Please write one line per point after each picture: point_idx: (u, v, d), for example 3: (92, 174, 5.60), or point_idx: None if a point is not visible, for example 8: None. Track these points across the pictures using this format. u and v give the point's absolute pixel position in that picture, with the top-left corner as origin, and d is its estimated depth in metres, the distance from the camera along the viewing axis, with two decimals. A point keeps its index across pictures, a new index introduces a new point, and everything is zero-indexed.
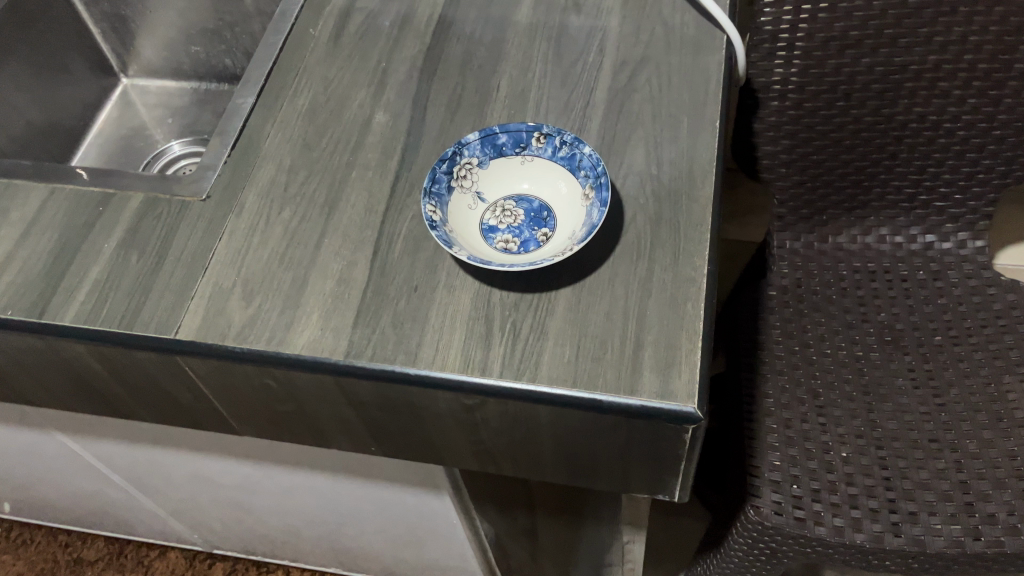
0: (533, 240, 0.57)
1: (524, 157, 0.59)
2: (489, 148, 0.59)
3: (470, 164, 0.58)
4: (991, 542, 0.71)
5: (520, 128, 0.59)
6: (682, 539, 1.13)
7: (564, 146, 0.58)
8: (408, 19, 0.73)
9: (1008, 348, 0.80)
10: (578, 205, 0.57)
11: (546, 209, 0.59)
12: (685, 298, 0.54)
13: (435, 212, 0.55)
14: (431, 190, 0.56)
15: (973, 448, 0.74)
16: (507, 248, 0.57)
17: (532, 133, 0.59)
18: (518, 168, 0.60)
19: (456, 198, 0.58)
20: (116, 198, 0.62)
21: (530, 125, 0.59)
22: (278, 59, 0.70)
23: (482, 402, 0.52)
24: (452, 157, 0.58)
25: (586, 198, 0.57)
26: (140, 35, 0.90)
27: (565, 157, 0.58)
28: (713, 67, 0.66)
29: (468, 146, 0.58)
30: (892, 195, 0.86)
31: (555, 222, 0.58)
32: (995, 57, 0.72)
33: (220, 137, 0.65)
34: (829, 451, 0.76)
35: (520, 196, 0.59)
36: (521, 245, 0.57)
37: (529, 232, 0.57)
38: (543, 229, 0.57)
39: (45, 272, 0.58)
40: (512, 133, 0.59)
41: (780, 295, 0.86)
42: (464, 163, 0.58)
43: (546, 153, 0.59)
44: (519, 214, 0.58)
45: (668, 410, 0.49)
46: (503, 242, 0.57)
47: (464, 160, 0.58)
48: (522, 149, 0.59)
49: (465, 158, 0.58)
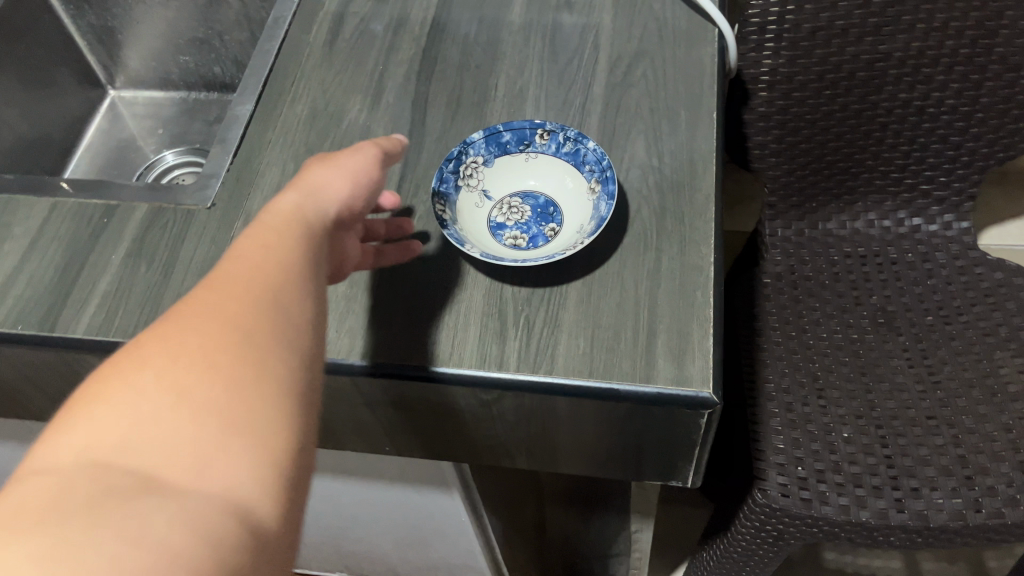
0: (542, 236, 0.58)
1: (528, 154, 0.61)
2: (493, 146, 0.60)
3: (475, 163, 0.60)
4: (993, 513, 0.72)
5: (523, 125, 0.60)
6: (685, 527, 1.14)
7: (567, 142, 0.60)
8: (401, 22, 0.73)
9: (998, 325, 0.82)
10: (584, 199, 0.59)
11: (552, 205, 0.60)
12: (695, 286, 0.55)
13: (445, 211, 0.56)
14: (438, 189, 0.57)
15: (969, 423, 0.76)
16: (516, 244, 0.58)
17: (535, 130, 0.60)
18: (523, 165, 0.61)
19: (464, 197, 0.59)
20: (121, 209, 0.62)
21: (533, 122, 0.60)
22: (274, 66, 0.71)
23: (499, 395, 0.52)
24: (458, 157, 0.59)
25: (592, 192, 0.58)
26: (127, 47, 0.90)
27: (569, 153, 0.60)
28: (706, 60, 0.67)
29: (472, 145, 0.60)
30: (878, 180, 0.88)
31: (562, 218, 0.59)
32: (977, 42, 0.74)
33: (221, 145, 0.65)
34: (830, 432, 0.78)
35: (525, 192, 0.61)
36: (530, 241, 0.58)
37: (537, 228, 0.59)
38: (551, 225, 0.59)
39: (54, 285, 0.58)
40: (516, 131, 0.60)
41: (775, 282, 0.88)
42: (470, 162, 0.59)
43: (550, 149, 0.60)
44: (526, 210, 0.60)
45: (684, 396, 0.50)
46: (512, 239, 0.58)
47: (470, 159, 0.60)
48: (527, 146, 0.61)
49: (470, 157, 0.60)
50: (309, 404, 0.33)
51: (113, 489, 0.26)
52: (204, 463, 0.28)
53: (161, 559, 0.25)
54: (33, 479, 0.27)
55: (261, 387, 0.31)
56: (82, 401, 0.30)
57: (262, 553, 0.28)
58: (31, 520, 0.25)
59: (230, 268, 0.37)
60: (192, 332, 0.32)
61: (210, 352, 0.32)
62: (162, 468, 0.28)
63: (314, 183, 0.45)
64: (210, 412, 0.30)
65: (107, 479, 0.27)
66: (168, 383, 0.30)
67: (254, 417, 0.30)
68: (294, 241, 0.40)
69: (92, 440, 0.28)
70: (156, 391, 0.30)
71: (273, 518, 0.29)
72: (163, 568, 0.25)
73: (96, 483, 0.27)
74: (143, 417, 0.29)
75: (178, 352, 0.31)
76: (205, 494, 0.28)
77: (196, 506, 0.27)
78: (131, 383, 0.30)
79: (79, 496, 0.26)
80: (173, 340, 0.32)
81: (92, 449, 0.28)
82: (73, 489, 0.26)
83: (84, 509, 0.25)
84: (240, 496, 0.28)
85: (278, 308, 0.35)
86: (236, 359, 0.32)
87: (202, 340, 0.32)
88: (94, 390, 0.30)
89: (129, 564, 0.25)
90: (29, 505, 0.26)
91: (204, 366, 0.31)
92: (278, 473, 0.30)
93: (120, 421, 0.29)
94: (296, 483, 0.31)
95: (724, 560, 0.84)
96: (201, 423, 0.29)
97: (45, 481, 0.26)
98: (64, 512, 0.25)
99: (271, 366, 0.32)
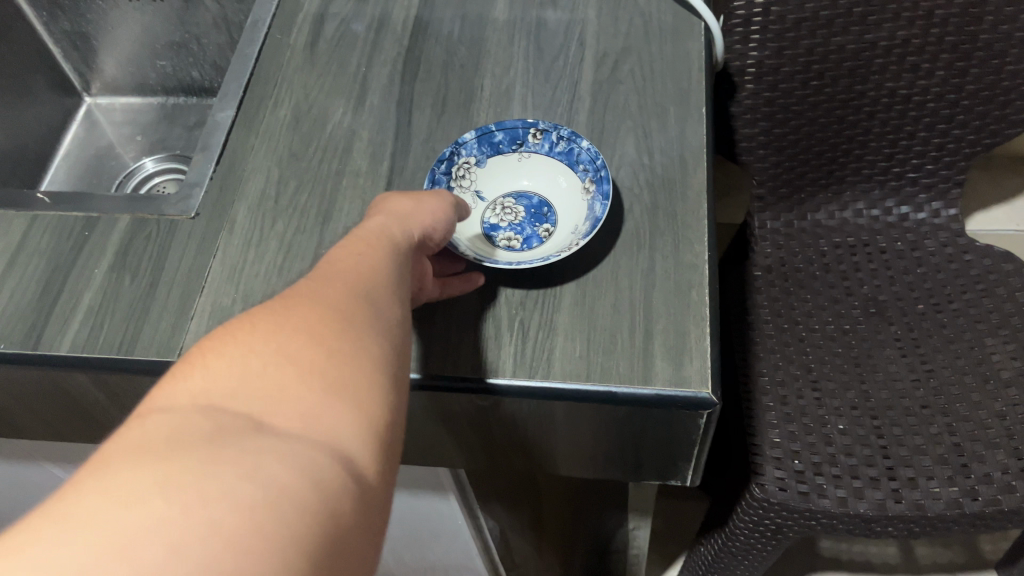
0: (536, 236, 0.58)
1: (521, 154, 0.60)
2: (486, 146, 0.60)
3: (468, 163, 0.59)
4: (989, 501, 0.72)
5: (516, 125, 0.60)
6: (681, 521, 1.14)
7: (560, 141, 0.59)
8: (383, 22, 0.72)
9: (988, 312, 0.82)
10: (579, 199, 0.58)
11: (545, 205, 0.59)
12: (690, 285, 0.54)
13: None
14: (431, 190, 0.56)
15: (963, 411, 0.77)
16: (510, 245, 0.57)
17: (528, 129, 0.60)
18: (516, 165, 0.61)
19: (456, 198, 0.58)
20: (102, 221, 0.61)
21: (525, 122, 0.60)
22: (254, 70, 0.69)
23: (496, 402, 0.52)
24: (449, 158, 0.58)
25: (586, 191, 0.58)
26: (102, 52, 0.88)
27: (563, 152, 0.59)
28: (694, 54, 0.67)
29: (465, 145, 0.59)
30: (866, 169, 0.87)
31: (556, 218, 0.58)
32: (962, 29, 0.74)
33: (203, 152, 0.64)
34: (826, 423, 0.78)
35: (519, 193, 0.60)
36: (524, 241, 0.57)
37: (531, 228, 0.58)
38: (545, 225, 0.58)
39: (36, 301, 0.57)
40: (508, 130, 0.60)
41: (766, 275, 0.88)
42: (463, 163, 0.59)
43: (543, 148, 0.60)
44: (520, 211, 0.59)
45: (683, 397, 0.49)
46: (506, 240, 0.57)
47: (462, 159, 0.59)
48: (519, 145, 0.60)
49: (463, 157, 0.59)
50: (400, 383, 0.35)
51: (228, 429, 0.28)
52: (310, 417, 0.30)
53: (272, 490, 0.26)
54: (158, 417, 0.28)
55: (358, 359, 0.33)
56: (197, 357, 0.32)
57: (362, 499, 0.29)
58: (155, 448, 0.27)
59: (327, 266, 0.39)
60: (296, 310, 0.35)
61: (313, 326, 0.34)
62: (272, 415, 0.29)
63: (399, 209, 0.47)
64: (314, 373, 0.31)
65: (222, 419, 0.29)
66: (275, 347, 0.32)
67: (353, 384, 0.32)
68: (382, 253, 0.42)
69: (208, 388, 0.30)
70: (265, 352, 0.32)
71: (373, 472, 0.30)
72: (276, 498, 0.26)
73: (213, 422, 0.28)
74: (254, 372, 0.31)
75: (283, 324, 0.33)
76: (310, 442, 0.29)
77: (302, 450, 0.28)
78: (241, 346, 0.32)
79: (201, 430, 0.28)
80: (278, 313, 0.34)
81: (208, 395, 0.30)
82: (192, 426, 0.28)
83: (202, 442, 0.27)
84: (342, 448, 0.29)
85: (369, 302, 0.37)
86: (337, 333, 0.34)
87: (303, 315, 0.34)
88: (208, 348, 0.32)
89: (242, 490, 0.26)
90: (154, 436, 0.27)
91: (307, 335, 0.33)
92: (376, 436, 0.31)
93: (233, 376, 0.31)
94: (391, 452, 0.32)
95: (723, 554, 0.84)
96: (308, 384, 0.31)
97: (167, 419, 0.28)
98: (185, 442, 0.27)
99: (366, 344, 0.34)
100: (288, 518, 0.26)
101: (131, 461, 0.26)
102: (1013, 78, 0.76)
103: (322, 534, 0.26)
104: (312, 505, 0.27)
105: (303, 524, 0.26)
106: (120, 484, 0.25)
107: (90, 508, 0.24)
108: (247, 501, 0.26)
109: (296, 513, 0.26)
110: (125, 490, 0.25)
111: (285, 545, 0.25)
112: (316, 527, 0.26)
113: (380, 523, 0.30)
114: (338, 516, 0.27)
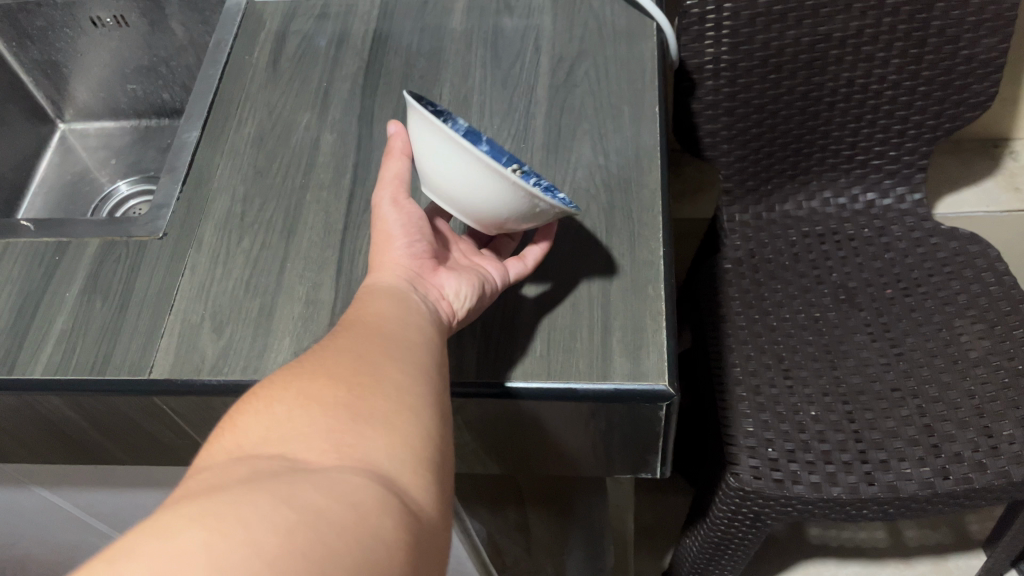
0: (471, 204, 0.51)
1: None
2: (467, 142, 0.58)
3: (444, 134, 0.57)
4: (961, 479, 0.73)
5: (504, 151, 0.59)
6: (670, 515, 1.16)
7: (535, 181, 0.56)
8: (344, 37, 0.73)
9: (956, 294, 0.84)
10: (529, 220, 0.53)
11: None
12: (647, 282, 0.55)
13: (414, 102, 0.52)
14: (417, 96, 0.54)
15: (933, 393, 0.78)
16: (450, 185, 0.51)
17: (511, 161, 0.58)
18: None
19: None
20: (72, 246, 0.62)
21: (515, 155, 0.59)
22: (217, 91, 0.70)
23: (462, 404, 0.53)
24: (440, 111, 0.57)
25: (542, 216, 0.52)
26: (73, 79, 0.89)
27: None
28: (647, 55, 0.68)
29: (456, 122, 0.58)
30: (831, 159, 0.89)
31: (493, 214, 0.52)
32: (914, 17, 0.74)
33: (170, 173, 0.65)
34: (799, 411, 0.80)
35: None
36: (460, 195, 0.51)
37: None
38: None
39: (10, 327, 0.58)
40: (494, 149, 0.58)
41: (736, 267, 0.89)
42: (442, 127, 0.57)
43: None
44: None
45: (641, 390, 0.50)
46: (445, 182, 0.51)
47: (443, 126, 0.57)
48: None
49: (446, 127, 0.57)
50: (433, 403, 0.38)
51: (262, 472, 0.31)
52: (342, 450, 0.33)
53: (308, 511, 0.29)
54: (199, 477, 0.32)
55: (383, 390, 0.37)
56: (232, 422, 0.36)
57: (402, 513, 0.32)
58: (197, 494, 0.30)
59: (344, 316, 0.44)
60: (317, 361, 0.39)
61: (335, 370, 0.38)
62: (304, 453, 0.33)
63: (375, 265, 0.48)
64: (338, 407, 0.35)
65: (257, 464, 0.32)
66: (300, 395, 0.36)
67: (378, 412, 0.36)
68: (386, 288, 0.45)
69: (241, 446, 0.34)
70: (291, 401, 0.36)
71: (409, 492, 0.33)
72: (312, 517, 0.29)
73: (251, 468, 0.32)
74: (282, 424, 0.35)
75: (304, 373, 0.38)
76: (343, 468, 0.32)
77: (334, 477, 0.32)
78: (267, 404, 0.36)
79: (238, 476, 0.31)
80: (299, 367, 0.38)
81: (242, 453, 0.33)
82: (231, 473, 0.32)
83: (240, 483, 0.30)
84: (376, 474, 0.33)
85: (390, 337, 0.41)
86: (354, 371, 0.38)
87: (322, 363, 0.38)
88: (240, 413, 0.36)
89: (280, 515, 0.29)
90: (195, 488, 0.31)
91: (328, 380, 0.37)
92: (410, 459, 0.35)
93: (261, 431, 0.35)
94: (428, 470, 0.35)
95: (705, 546, 0.85)
96: (334, 421, 0.35)
97: (206, 475, 0.32)
98: (224, 486, 0.30)
99: (389, 373, 0.38)
100: (327, 536, 0.29)
101: (175, 505, 0.29)
102: (968, 63, 0.78)
103: (362, 547, 0.29)
104: (351, 522, 0.30)
105: (343, 540, 0.29)
106: (166, 523, 0.28)
107: (138, 548, 0.27)
108: (286, 524, 0.28)
109: (336, 530, 0.29)
110: (172, 526, 0.28)
111: (327, 558, 0.28)
112: (355, 541, 0.29)
113: (429, 537, 0.33)
114: (378, 530, 0.30)
